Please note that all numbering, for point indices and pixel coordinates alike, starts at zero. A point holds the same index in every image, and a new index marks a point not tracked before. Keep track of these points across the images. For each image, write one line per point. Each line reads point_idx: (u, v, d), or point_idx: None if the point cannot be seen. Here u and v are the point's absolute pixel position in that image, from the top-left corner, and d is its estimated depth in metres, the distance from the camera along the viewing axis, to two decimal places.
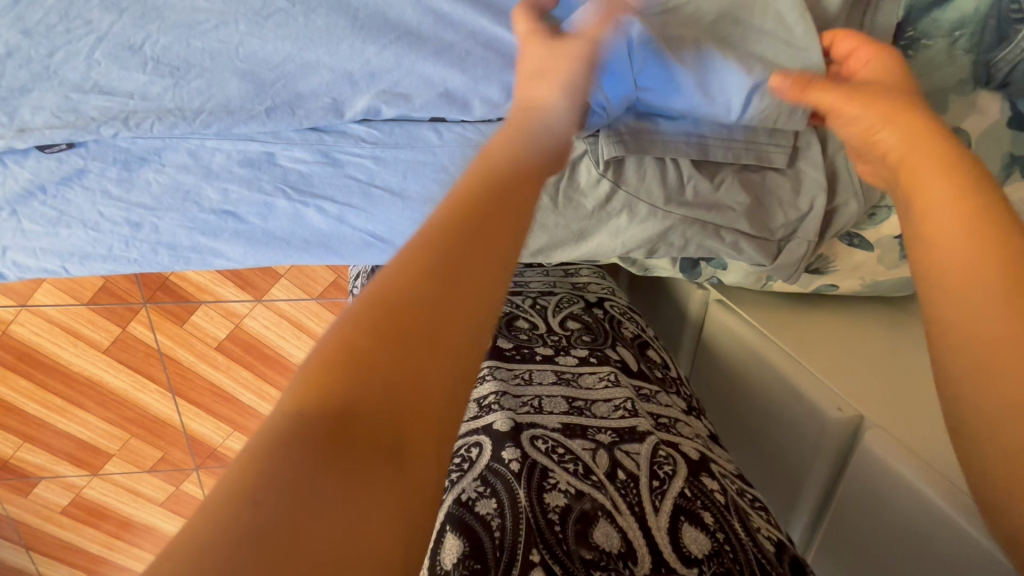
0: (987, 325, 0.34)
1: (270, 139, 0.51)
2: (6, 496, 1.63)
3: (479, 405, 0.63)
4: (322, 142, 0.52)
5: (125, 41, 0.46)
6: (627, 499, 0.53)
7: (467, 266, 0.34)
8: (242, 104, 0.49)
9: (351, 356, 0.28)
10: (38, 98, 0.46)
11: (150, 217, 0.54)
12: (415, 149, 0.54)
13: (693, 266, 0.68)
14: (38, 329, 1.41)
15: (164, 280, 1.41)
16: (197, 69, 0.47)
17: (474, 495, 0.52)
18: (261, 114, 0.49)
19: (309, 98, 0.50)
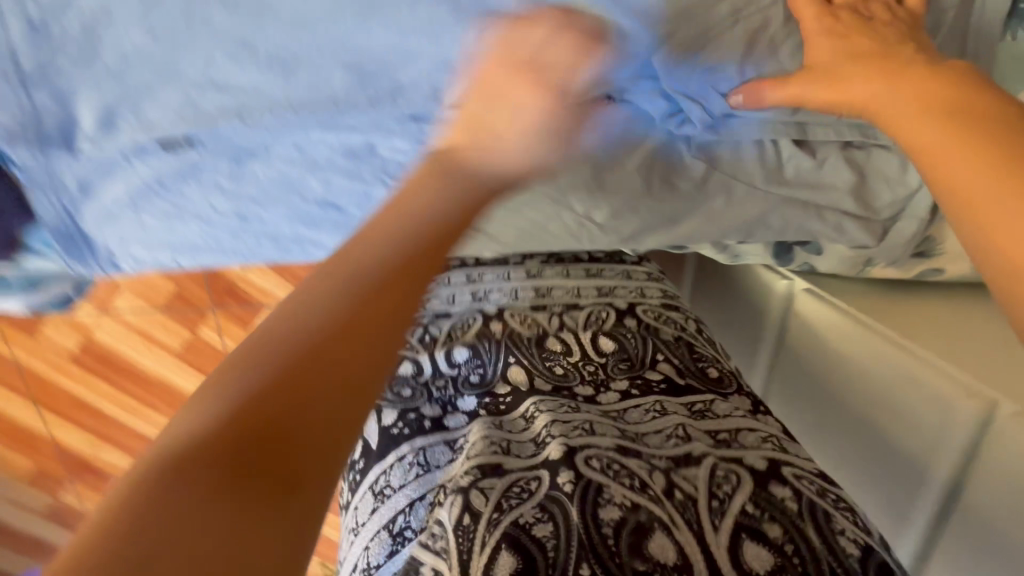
0: (956, 166, 0.43)
1: (372, 130, 0.53)
2: (87, 493, 1.72)
3: (535, 441, 0.58)
4: (421, 130, 0.53)
5: (241, 39, 0.47)
6: (686, 515, 0.50)
7: (348, 292, 0.39)
8: (349, 95, 0.50)
9: (229, 392, 0.35)
10: (164, 97, 0.49)
11: (257, 208, 0.57)
12: None
13: (786, 253, 0.66)
14: (116, 332, 1.49)
15: (231, 285, 1.47)
16: (308, 62, 0.48)
17: (531, 519, 0.49)
18: (366, 104, 0.51)
19: (410, 88, 0.50)
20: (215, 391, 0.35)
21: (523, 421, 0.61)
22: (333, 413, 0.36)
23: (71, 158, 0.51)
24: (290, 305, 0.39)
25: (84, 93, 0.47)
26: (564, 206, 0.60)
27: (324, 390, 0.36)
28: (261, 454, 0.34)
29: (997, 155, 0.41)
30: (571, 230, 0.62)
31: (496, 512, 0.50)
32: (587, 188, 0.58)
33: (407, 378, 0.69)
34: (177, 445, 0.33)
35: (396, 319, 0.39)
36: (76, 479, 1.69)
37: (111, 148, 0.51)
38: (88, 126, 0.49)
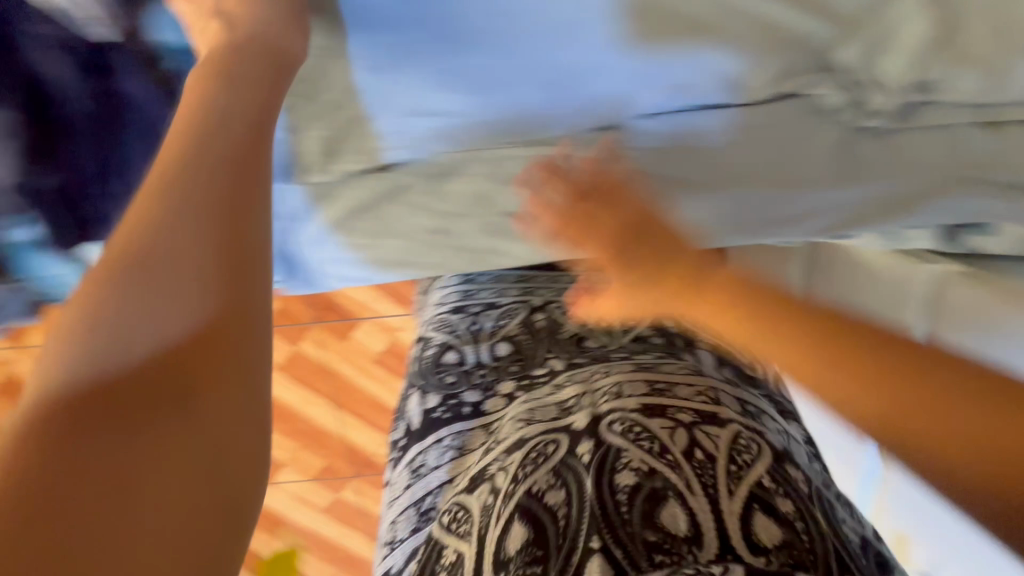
0: (909, 394, 0.36)
1: (564, 141, 0.57)
2: None
3: (558, 407, 0.53)
4: (609, 139, 0.56)
5: (446, 67, 0.52)
6: (703, 480, 0.42)
7: (230, 187, 0.34)
8: (545, 111, 0.55)
9: (122, 325, 0.29)
10: (378, 126, 0.55)
11: (456, 222, 0.60)
12: (692, 137, 0.56)
13: (951, 237, 0.60)
14: None
15: (331, 301, 1.55)
16: (506, 83, 0.53)
17: (544, 486, 0.45)
18: (559, 118, 0.55)
19: (599, 100, 0.54)
20: (123, 329, 0.29)
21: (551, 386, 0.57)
22: (229, 361, 0.31)
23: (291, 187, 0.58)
24: (138, 219, 0.32)
25: (316, 129, 0.55)
26: (745, 201, 0.59)
27: (196, 296, 0.31)
28: (184, 377, 0.30)
29: (961, 443, 0.35)
30: (747, 225, 0.60)
31: (513, 482, 0.47)
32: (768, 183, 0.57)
33: (450, 365, 0.67)
34: (62, 390, 0.28)
35: (264, 211, 0.35)
36: None
37: (334, 175, 0.57)
38: (315, 159, 0.56)
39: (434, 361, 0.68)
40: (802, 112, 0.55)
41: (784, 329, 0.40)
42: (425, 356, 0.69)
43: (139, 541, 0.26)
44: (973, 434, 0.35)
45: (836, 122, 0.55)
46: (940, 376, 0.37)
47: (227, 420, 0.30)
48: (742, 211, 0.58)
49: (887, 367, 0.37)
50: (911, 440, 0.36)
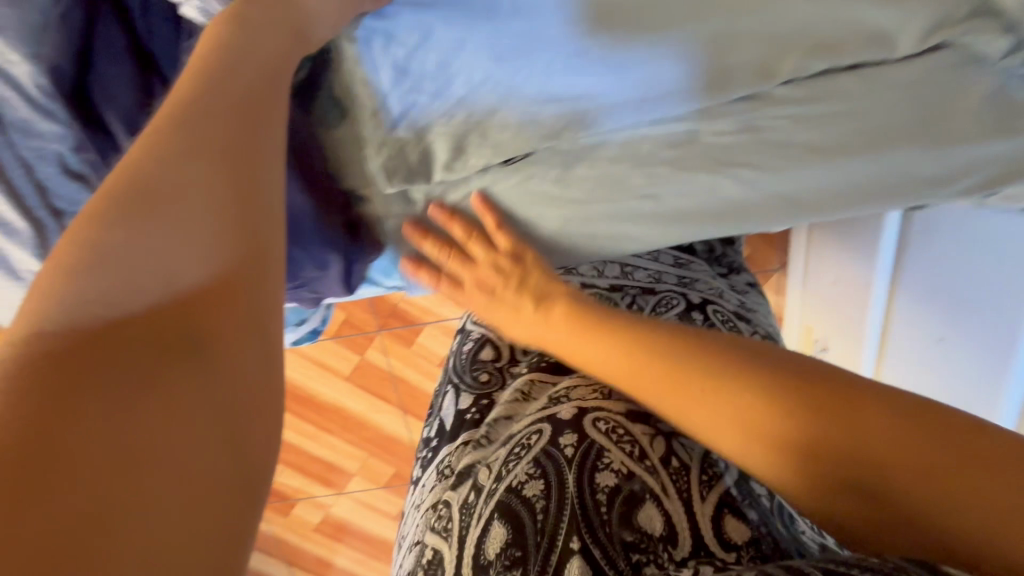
0: (767, 424, 0.43)
1: (697, 117, 0.55)
2: (270, 517, 1.82)
3: (549, 397, 0.62)
4: (745, 110, 0.54)
5: (578, 48, 0.51)
6: (676, 485, 0.53)
7: (219, 144, 0.36)
8: (680, 86, 0.52)
9: (125, 252, 0.31)
10: (505, 116, 0.53)
11: (583, 208, 0.61)
12: (836, 100, 0.53)
13: None
14: (295, 363, 1.61)
15: (394, 307, 1.55)
16: (638, 59, 0.51)
17: (524, 477, 0.55)
18: (697, 92, 0.52)
19: (739, 69, 0.51)
20: (120, 264, 0.31)
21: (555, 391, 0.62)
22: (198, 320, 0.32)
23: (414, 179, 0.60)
24: (150, 160, 0.34)
25: (444, 129, 0.54)
26: (890, 163, 0.56)
27: (206, 238, 0.34)
28: (183, 323, 0.32)
29: (830, 463, 0.42)
30: (890, 188, 0.58)
31: (496, 479, 0.56)
32: (919, 142, 0.54)
33: (486, 362, 0.72)
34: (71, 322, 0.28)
35: (273, 172, 0.40)
36: None
37: (460, 172, 0.57)
38: (442, 160, 0.56)
39: (470, 358, 0.74)
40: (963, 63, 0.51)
41: (668, 377, 0.47)
42: (463, 352, 0.75)
43: (145, 481, 0.27)
44: (872, 459, 0.40)
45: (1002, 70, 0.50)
46: (858, 411, 0.41)
47: (254, 364, 0.34)
48: (892, 171, 0.57)
49: (808, 402, 0.42)
50: (812, 454, 0.42)
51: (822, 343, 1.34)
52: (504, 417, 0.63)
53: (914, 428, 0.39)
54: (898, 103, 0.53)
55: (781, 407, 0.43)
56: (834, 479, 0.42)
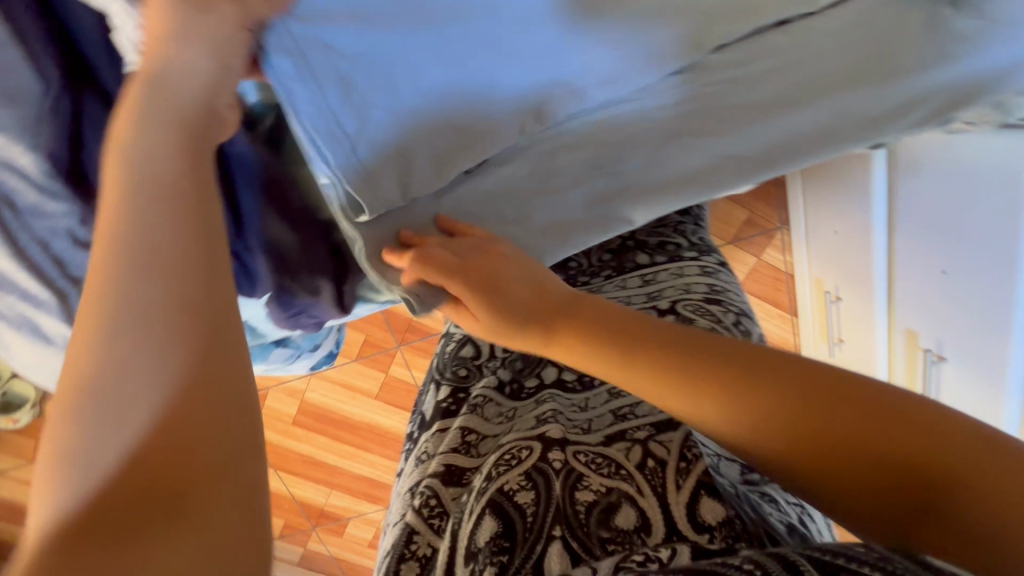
0: (828, 420, 0.39)
1: (641, 95, 0.60)
2: (327, 539, 1.89)
3: (537, 418, 0.73)
4: (684, 79, 0.60)
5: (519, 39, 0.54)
6: (651, 483, 0.61)
7: (182, 283, 0.35)
8: (620, 68, 0.58)
9: (114, 414, 0.32)
10: (461, 116, 0.57)
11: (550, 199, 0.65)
12: (771, 56, 0.59)
13: None
14: (325, 389, 1.68)
15: (410, 321, 1.62)
16: (574, 46, 0.56)
17: (516, 487, 0.63)
18: (637, 72, 0.58)
19: (669, 46, 0.58)
20: (106, 401, 0.32)
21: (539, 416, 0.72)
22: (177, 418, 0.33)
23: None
24: (101, 309, 0.34)
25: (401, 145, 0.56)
26: (839, 107, 0.60)
27: (180, 357, 0.34)
28: (160, 454, 0.31)
29: (816, 449, 0.39)
30: (845, 133, 0.61)
31: (487, 480, 0.65)
32: (864, 83, 0.59)
33: (466, 360, 0.90)
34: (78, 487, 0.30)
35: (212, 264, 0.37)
36: (317, 528, 1.86)
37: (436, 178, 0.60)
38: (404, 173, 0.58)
39: (453, 356, 0.93)
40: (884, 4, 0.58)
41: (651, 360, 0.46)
42: (447, 353, 0.93)
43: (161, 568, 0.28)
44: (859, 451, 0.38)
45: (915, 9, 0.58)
46: (913, 414, 0.38)
47: (238, 452, 0.34)
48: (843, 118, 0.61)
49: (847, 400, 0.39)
50: (860, 451, 0.38)
51: (833, 294, 1.32)
52: (490, 437, 0.75)
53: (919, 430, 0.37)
54: (838, 46, 0.58)
55: (813, 393, 0.40)
56: (901, 481, 0.37)
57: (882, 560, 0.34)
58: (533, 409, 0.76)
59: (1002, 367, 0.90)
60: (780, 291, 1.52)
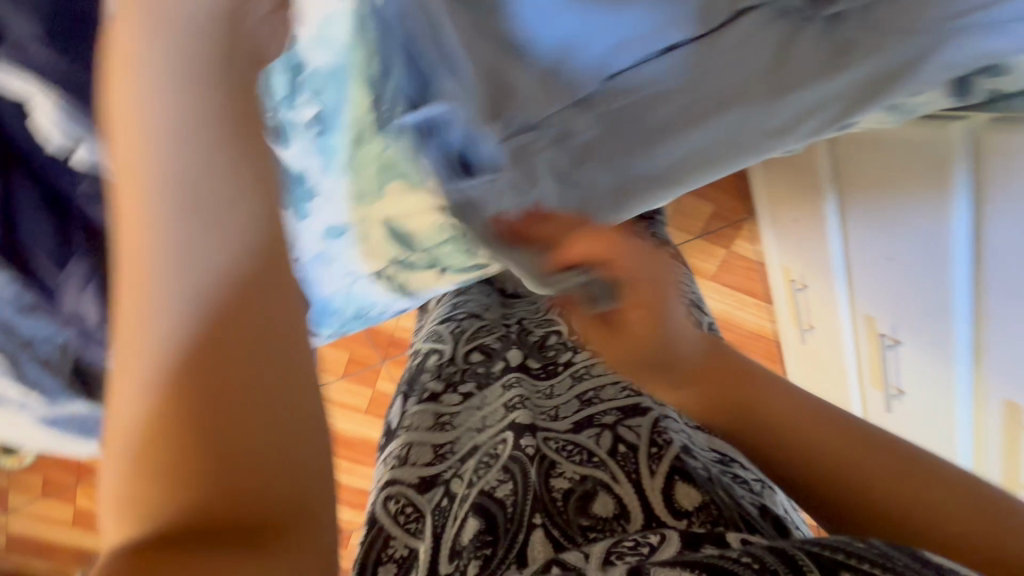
0: (818, 436, 0.55)
1: (552, 125, 0.69)
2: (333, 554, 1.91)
3: (505, 405, 0.76)
4: (590, 103, 0.69)
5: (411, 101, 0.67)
6: (625, 469, 0.63)
7: (234, 261, 0.35)
8: (504, 101, 0.68)
9: (232, 415, 0.32)
10: (394, 184, 0.74)
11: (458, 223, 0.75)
12: (670, 79, 0.67)
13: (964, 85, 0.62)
14: None
15: (393, 335, 1.67)
16: (467, 82, 0.65)
17: (495, 483, 0.65)
18: (541, 98, 0.68)
19: (578, 74, 0.66)
20: (205, 404, 0.32)
21: (506, 406, 0.75)
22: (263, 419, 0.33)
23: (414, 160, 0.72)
24: (148, 330, 0.33)
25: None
26: (743, 121, 0.66)
27: (274, 354, 0.35)
28: (246, 459, 0.32)
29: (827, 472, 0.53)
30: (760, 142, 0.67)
31: (468, 487, 0.67)
32: (766, 100, 0.65)
33: (429, 361, 0.87)
34: (168, 501, 0.30)
35: (281, 295, 0.36)
36: None
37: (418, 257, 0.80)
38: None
39: (416, 368, 0.88)
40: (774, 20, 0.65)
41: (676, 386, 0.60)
42: (414, 358, 0.90)
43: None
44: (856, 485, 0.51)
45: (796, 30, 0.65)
46: (878, 446, 0.52)
47: (309, 446, 0.35)
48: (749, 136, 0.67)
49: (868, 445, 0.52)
50: (858, 494, 0.51)
51: (800, 282, 1.33)
52: (469, 431, 0.75)
53: (907, 473, 0.50)
54: (742, 75, 0.66)
55: (835, 438, 0.54)
56: (880, 513, 0.50)
57: (881, 556, 0.41)
58: (500, 393, 0.79)
59: (949, 343, 0.91)
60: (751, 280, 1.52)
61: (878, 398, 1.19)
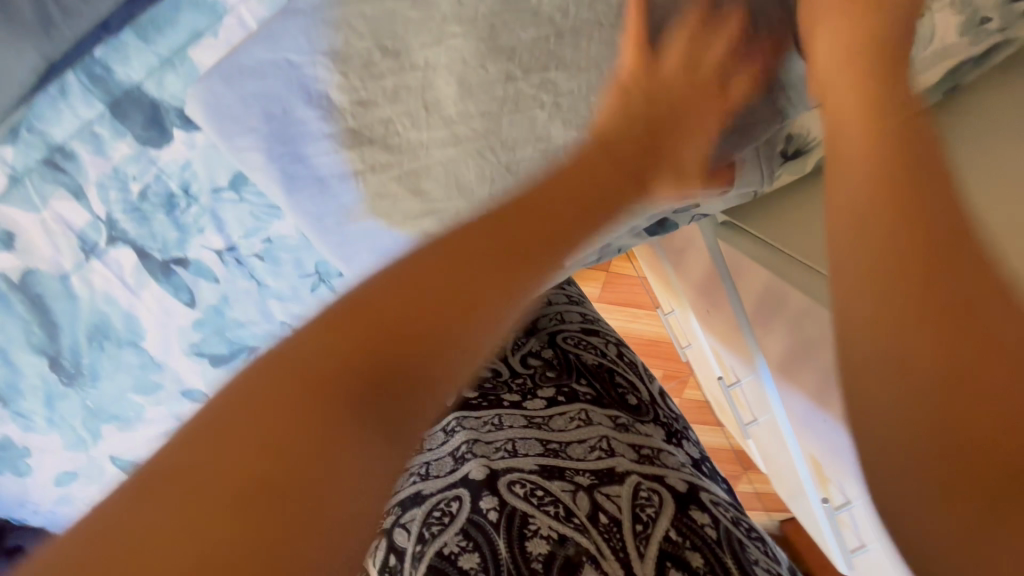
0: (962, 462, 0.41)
1: (115, 182, 0.60)
2: None
3: (452, 457, 0.65)
4: (124, 152, 0.58)
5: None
6: (611, 545, 0.57)
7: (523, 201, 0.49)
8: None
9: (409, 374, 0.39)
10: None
11: (156, 164, 0.59)
12: (521, 119, 0.55)
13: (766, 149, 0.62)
14: None
15: None
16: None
17: (457, 549, 0.57)
18: (85, 171, 0.59)
19: (82, 146, 0.58)
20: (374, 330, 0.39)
21: (454, 462, 0.64)
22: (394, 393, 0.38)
23: (216, 281, 0.66)
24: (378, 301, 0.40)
25: (557, 95, 0.55)
26: None
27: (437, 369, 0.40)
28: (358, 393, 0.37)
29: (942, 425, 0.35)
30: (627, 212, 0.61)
31: (421, 544, 0.58)
32: None
33: None
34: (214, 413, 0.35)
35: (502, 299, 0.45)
36: None
37: (80, 328, 0.66)
38: (526, 140, 0.56)
39: None
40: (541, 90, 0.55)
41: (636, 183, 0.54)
42: None
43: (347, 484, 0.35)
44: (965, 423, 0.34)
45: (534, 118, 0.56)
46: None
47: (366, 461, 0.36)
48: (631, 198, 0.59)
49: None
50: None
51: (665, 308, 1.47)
52: (413, 476, 0.65)
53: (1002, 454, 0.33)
54: (568, 125, 0.56)
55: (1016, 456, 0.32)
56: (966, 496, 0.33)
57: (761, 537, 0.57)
58: (439, 443, 0.67)
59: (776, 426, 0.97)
60: (640, 292, 1.63)
61: (734, 425, 1.34)
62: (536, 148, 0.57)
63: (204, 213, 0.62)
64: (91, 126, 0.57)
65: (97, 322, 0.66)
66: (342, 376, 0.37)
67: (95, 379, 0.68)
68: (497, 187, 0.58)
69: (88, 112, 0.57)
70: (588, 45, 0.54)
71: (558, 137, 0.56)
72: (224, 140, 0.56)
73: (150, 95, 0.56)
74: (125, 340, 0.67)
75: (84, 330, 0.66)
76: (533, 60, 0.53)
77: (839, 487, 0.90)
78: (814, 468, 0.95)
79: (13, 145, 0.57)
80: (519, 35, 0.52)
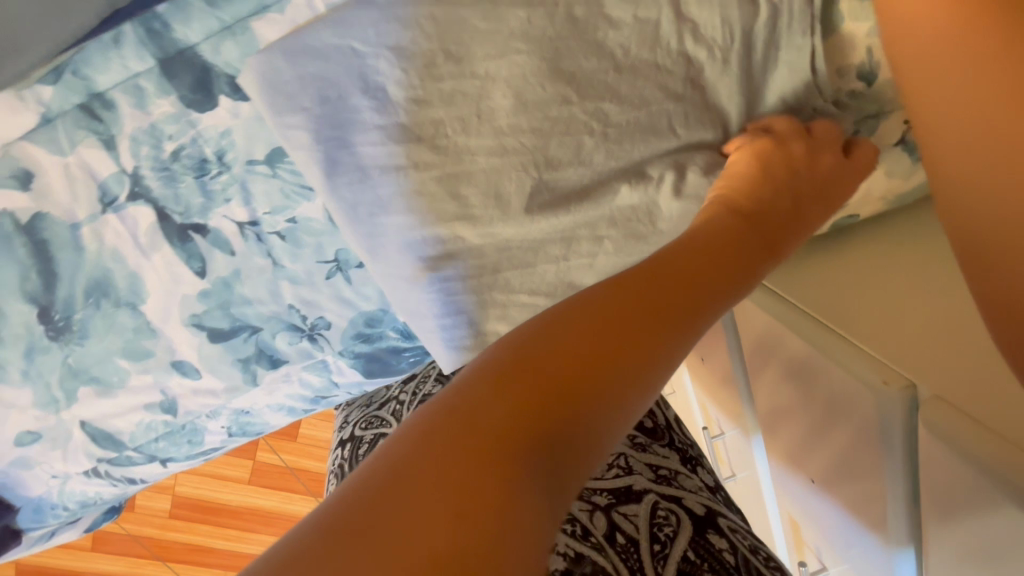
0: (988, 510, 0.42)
1: (152, 139, 0.59)
2: None
3: None
4: (167, 112, 0.58)
5: None
6: (628, 565, 0.55)
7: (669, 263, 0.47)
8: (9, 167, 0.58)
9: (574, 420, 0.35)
10: None
11: (195, 127, 0.58)
12: (569, 141, 0.56)
13: None
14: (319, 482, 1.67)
15: None
16: None
17: None
18: (122, 124, 0.58)
19: (127, 100, 0.57)
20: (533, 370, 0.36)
21: None
22: (558, 439, 0.34)
23: (232, 254, 0.64)
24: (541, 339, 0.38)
25: (607, 124, 0.56)
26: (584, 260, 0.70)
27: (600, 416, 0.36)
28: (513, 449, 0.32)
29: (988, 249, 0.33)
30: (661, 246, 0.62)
31: None
32: (640, 197, 0.59)
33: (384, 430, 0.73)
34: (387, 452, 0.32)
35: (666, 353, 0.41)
36: None
37: (80, 280, 0.63)
38: (570, 162, 0.57)
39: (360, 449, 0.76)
40: (593, 117, 0.56)
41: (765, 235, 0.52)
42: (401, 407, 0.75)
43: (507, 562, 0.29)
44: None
45: (581, 143, 0.57)
46: None
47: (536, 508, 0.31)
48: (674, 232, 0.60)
49: None
50: None
51: None
52: None
53: None
54: (613, 154, 0.57)
55: None
56: None
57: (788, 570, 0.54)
58: None
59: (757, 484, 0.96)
60: None
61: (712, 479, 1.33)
62: (580, 172, 0.58)
63: (233, 183, 0.61)
64: (138, 80, 0.56)
65: (98, 278, 0.63)
66: (522, 421, 0.33)
67: (84, 336, 0.65)
68: (535, 202, 0.59)
69: (138, 65, 0.56)
70: (643, 79, 0.55)
71: (602, 163, 0.58)
72: (272, 116, 0.55)
73: (203, 58, 0.56)
74: (124, 301, 0.65)
75: (83, 284, 0.63)
76: (591, 87, 0.55)
77: (816, 554, 0.89)
78: (791, 530, 0.94)
79: (54, 86, 0.56)
80: (580, 62, 0.54)
